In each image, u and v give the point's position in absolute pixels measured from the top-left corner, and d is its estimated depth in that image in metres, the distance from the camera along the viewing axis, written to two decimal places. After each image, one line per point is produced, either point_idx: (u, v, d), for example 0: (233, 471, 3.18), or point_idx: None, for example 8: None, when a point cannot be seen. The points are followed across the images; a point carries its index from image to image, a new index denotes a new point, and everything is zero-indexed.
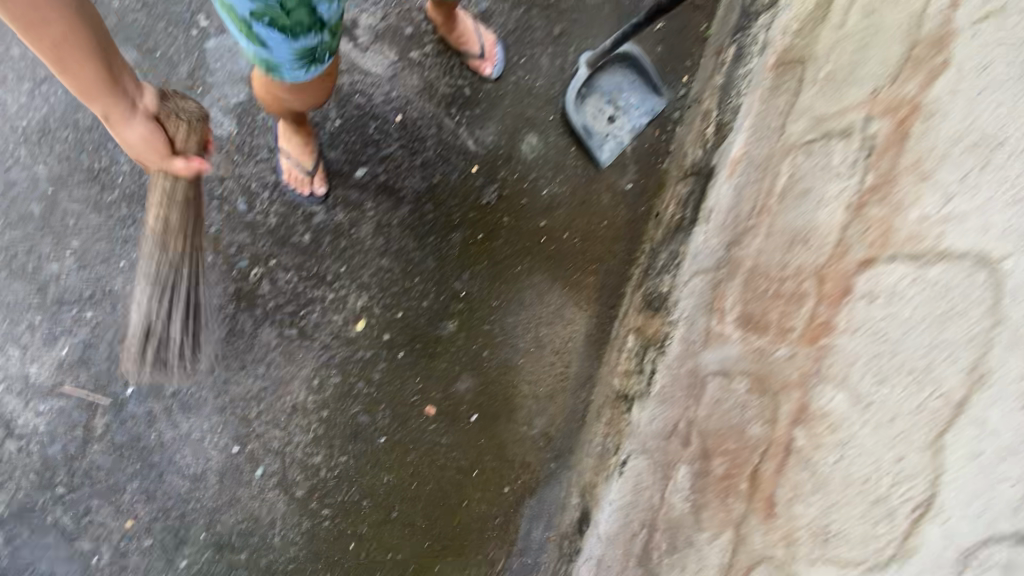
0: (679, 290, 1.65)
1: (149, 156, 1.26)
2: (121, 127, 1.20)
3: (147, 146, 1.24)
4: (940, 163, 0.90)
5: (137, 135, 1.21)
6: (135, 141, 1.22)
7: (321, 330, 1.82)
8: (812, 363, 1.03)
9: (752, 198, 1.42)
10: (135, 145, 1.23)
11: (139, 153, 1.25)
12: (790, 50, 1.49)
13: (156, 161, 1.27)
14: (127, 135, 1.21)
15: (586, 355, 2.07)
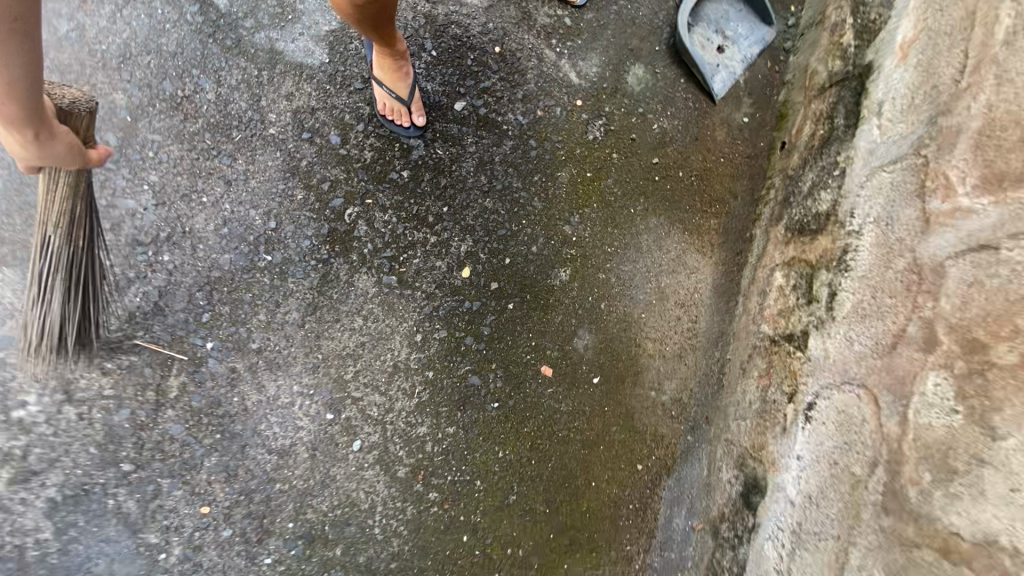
0: (852, 197, 1.40)
1: (69, 163, 1.14)
2: (42, 145, 1.05)
3: (71, 153, 1.12)
4: None
5: (63, 147, 1.09)
6: (60, 154, 1.09)
7: (423, 277, 1.57)
8: None
9: (956, 62, 1.19)
10: (56, 159, 1.10)
11: (49, 164, 1.11)
12: None
13: (80, 164, 1.15)
14: (51, 151, 1.07)
15: (715, 309, 1.80)
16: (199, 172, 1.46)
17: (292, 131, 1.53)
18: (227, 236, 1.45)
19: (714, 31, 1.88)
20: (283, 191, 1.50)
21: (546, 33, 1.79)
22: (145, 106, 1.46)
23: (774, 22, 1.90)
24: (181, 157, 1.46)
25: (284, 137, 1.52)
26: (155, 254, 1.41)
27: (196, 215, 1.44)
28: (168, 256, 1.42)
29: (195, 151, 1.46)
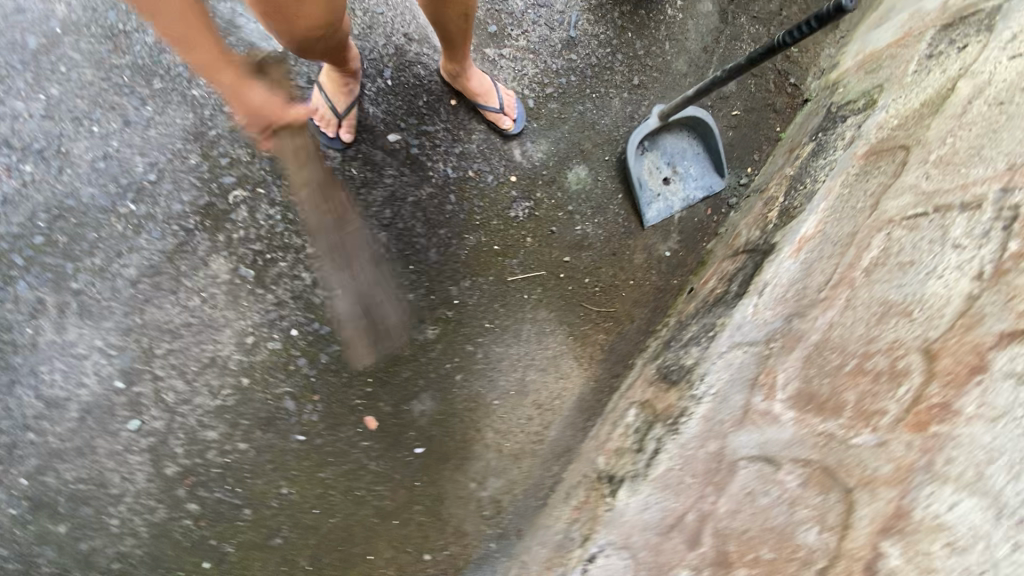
0: (709, 363, 1.37)
1: (274, 115, 1.23)
2: (244, 96, 1.18)
3: (268, 105, 1.21)
4: None
5: (261, 93, 1.20)
6: (258, 102, 1.20)
7: (281, 283, 1.52)
8: (917, 456, 0.77)
9: (827, 272, 1.20)
10: (258, 106, 1.21)
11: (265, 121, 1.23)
12: (883, 141, 1.37)
13: (294, 118, 1.25)
14: (251, 98, 1.19)
15: (571, 423, 1.72)
16: (101, 102, 1.44)
17: (215, 99, 1.52)
18: (99, 171, 1.42)
19: (665, 162, 1.90)
20: (177, 151, 1.47)
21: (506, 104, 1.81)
22: (80, 25, 1.46)
23: (725, 172, 1.92)
24: (89, 83, 1.44)
25: (203, 101, 1.51)
26: (18, 162, 1.39)
27: (77, 142, 1.42)
28: (31, 169, 1.40)
29: (107, 82, 1.45)
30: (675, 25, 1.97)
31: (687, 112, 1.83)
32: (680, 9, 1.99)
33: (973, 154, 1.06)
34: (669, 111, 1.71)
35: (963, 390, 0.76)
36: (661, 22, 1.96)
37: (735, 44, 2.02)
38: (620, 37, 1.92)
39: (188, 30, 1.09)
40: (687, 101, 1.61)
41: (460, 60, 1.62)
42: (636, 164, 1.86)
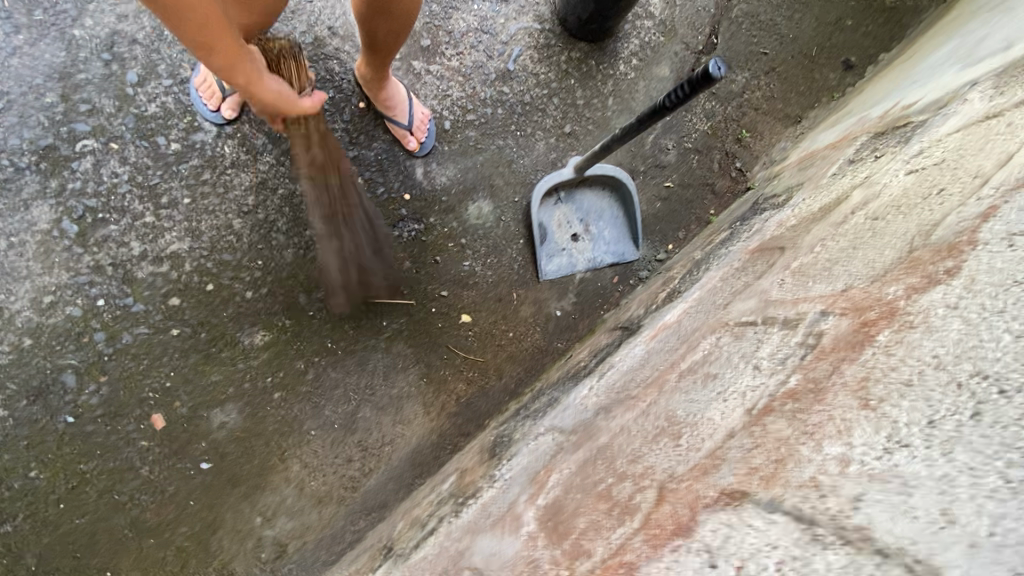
0: (524, 442, 1.18)
1: (290, 106, 1.12)
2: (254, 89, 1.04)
3: (282, 93, 1.09)
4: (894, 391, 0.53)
5: (274, 92, 1.06)
6: (272, 93, 1.06)
7: (106, 247, 1.39)
8: None
9: (655, 368, 1.02)
10: (271, 99, 1.08)
11: (277, 112, 1.11)
12: (773, 239, 1.22)
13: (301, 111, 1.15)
14: (265, 90, 1.05)
15: (395, 475, 1.52)
16: None
17: (96, 45, 1.45)
18: None
19: (577, 219, 1.77)
20: (36, 86, 1.40)
21: None
22: None
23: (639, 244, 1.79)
24: None
25: (81, 44, 1.43)
26: None
27: None
28: None
29: None
30: (625, 82, 1.88)
31: (607, 172, 1.73)
32: (634, 68, 1.89)
33: (828, 267, 0.89)
34: (582, 163, 1.59)
35: (657, 554, 0.57)
36: (610, 76, 1.86)
37: (685, 115, 1.91)
38: (561, 81, 1.82)
39: (220, 36, 0.94)
40: (597, 155, 1.50)
41: (378, 67, 1.48)
42: (542, 212, 1.73)
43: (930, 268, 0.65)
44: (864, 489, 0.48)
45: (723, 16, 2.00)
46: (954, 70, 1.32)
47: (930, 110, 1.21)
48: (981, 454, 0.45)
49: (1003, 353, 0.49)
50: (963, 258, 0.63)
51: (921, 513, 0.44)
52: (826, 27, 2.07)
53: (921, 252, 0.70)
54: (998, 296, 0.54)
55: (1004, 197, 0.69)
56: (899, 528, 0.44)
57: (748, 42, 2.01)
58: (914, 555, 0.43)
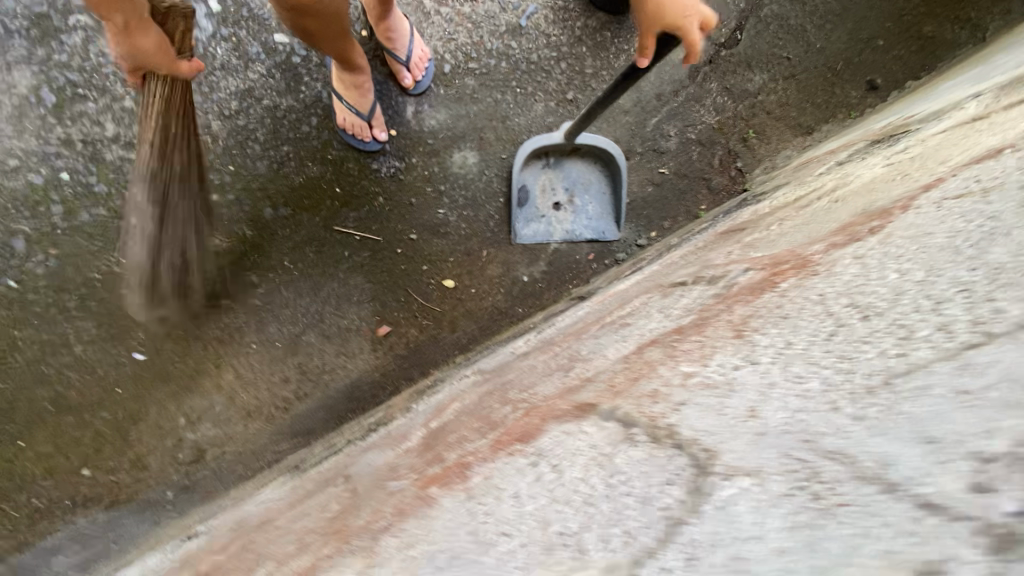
0: (449, 383, 1.15)
1: (158, 61, 1.04)
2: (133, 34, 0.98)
3: (160, 49, 1.03)
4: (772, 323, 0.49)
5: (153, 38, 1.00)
6: (149, 46, 1.01)
7: (79, 122, 1.40)
8: (389, 514, 0.53)
9: (586, 322, 0.99)
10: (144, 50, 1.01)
11: (145, 64, 1.04)
12: (742, 223, 1.16)
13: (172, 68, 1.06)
14: (141, 45, 1.00)
15: (328, 406, 1.48)
16: None
17: None
18: None
19: (562, 188, 1.73)
20: None
21: None
22: None
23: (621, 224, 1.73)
24: None
25: None
26: None
27: None
28: None
29: None
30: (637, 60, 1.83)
31: (597, 144, 1.69)
32: None
33: (774, 239, 0.84)
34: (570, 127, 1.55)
35: (495, 457, 0.53)
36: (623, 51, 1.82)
37: (693, 105, 1.86)
38: (572, 48, 1.78)
39: None
40: (588, 117, 1.46)
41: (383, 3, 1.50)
42: (527, 174, 1.70)
43: (856, 229, 0.61)
44: (691, 395, 0.47)
45: (752, 13, 1.94)
46: (965, 88, 1.26)
47: (929, 118, 1.14)
48: (814, 366, 0.43)
49: (881, 288, 0.45)
50: (892, 220, 0.58)
51: (729, 409, 0.44)
52: (858, 44, 2.02)
53: (856, 219, 0.66)
54: (904, 246, 0.50)
55: (954, 174, 0.64)
56: (703, 422, 0.44)
57: (772, 44, 1.95)
58: (705, 444, 0.43)
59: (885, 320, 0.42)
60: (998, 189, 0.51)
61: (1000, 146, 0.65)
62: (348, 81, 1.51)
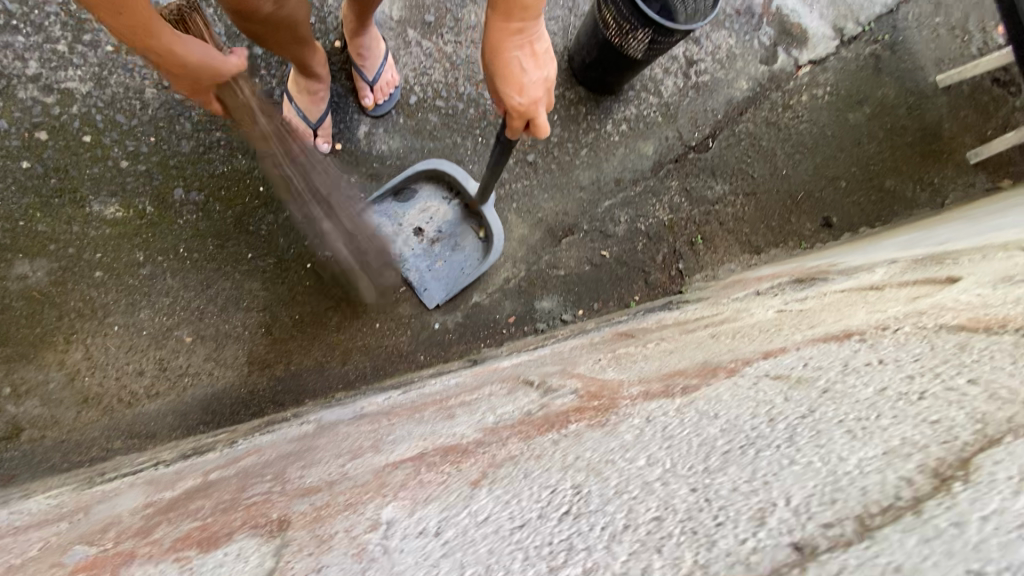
0: (293, 424, 1.04)
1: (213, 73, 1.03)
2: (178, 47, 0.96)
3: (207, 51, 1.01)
4: (508, 471, 0.42)
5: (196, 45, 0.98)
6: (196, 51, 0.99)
7: (4, 54, 1.32)
8: None
9: (440, 395, 0.91)
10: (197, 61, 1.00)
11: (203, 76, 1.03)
12: (641, 329, 1.12)
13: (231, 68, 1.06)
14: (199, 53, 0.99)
15: (179, 412, 1.35)
16: None
17: None
18: None
19: (436, 226, 1.60)
20: None
21: None
22: None
23: (438, 301, 1.57)
24: None
25: None
26: None
27: None
28: None
29: None
30: (605, 141, 1.83)
31: (493, 226, 1.55)
32: (621, 133, 1.85)
33: (638, 359, 0.79)
34: (480, 181, 1.41)
35: (162, 558, 0.43)
36: (594, 130, 1.83)
37: (650, 198, 1.86)
38: None
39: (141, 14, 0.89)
40: (492, 179, 1.37)
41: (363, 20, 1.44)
42: (425, 190, 1.60)
43: (674, 382, 0.55)
44: (333, 562, 0.34)
45: (727, 126, 1.98)
46: (893, 250, 1.24)
47: (847, 271, 1.12)
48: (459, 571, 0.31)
49: (619, 476, 0.37)
50: (709, 382, 0.52)
51: None
52: (822, 180, 2.06)
53: (692, 367, 0.61)
54: (686, 424, 0.43)
55: (797, 346, 0.59)
56: None
57: (740, 159, 1.98)
58: None
59: (567, 528, 0.33)
60: (808, 382, 0.45)
61: (856, 327, 0.61)
62: (303, 84, 1.47)
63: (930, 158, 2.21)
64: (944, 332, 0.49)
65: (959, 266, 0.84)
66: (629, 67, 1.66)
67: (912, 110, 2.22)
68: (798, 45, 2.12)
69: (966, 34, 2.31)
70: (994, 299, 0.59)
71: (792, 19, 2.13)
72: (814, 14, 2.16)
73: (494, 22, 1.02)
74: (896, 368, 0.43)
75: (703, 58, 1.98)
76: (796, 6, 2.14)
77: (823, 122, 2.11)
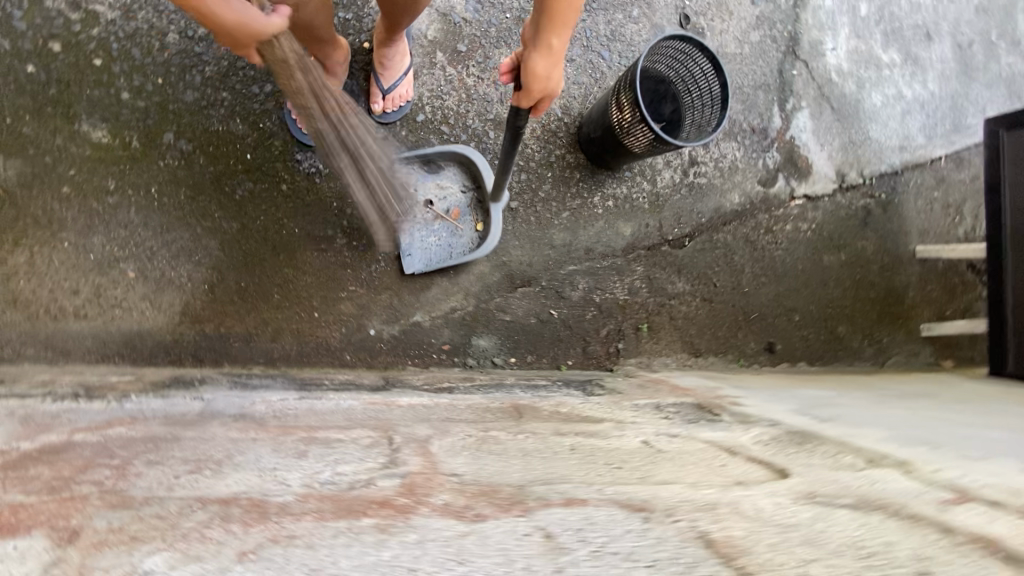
0: (191, 395, 1.10)
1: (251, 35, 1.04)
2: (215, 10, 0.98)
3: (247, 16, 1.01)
4: (273, 554, 0.49)
5: (234, 9, 0.99)
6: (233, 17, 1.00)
7: None
8: None
9: (320, 418, 0.98)
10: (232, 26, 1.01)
11: (245, 40, 1.06)
12: (534, 408, 1.19)
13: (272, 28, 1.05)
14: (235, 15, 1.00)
15: (100, 339, 1.40)
16: None
17: None
18: None
19: (446, 205, 1.70)
20: None
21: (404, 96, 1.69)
22: None
23: (413, 271, 1.65)
24: None
25: None
26: None
27: None
28: None
29: None
30: (588, 210, 1.91)
31: (492, 224, 1.65)
32: (605, 208, 1.93)
33: (492, 451, 0.86)
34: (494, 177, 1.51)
35: None
36: (581, 197, 1.90)
37: (613, 275, 1.93)
38: (539, 166, 1.86)
39: None
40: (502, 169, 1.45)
41: (389, 33, 1.50)
42: (452, 170, 1.71)
43: (474, 503, 0.62)
44: None
45: (707, 231, 2.07)
46: (786, 406, 1.32)
47: (736, 417, 1.20)
48: None
49: None
50: (498, 517, 0.59)
51: None
52: (778, 307, 2.16)
53: (507, 489, 0.67)
54: (436, 561, 0.50)
55: (597, 501, 0.66)
56: None
57: (709, 265, 2.06)
58: None
59: None
60: (556, 554, 0.52)
61: (659, 499, 0.68)
62: None
63: (885, 318, 2.32)
64: (697, 543, 0.56)
65: (807, 458, 0.92)
66: (627, 154, 1.74)
67: (884, 269, 2.33)
68: (799, 177, 2.21)
69: (957, 215, 2.42)
70: (778, 515, 0.67)
71: (801, 152, 2.22)
72: (824, 153, 2.25)
73: (551, 29, 1.06)
74: (624, 569, 0.51)
75: (706, 161, 2.07)
76: (810, 141, 2.23)
77: (798, 254, 2.20)
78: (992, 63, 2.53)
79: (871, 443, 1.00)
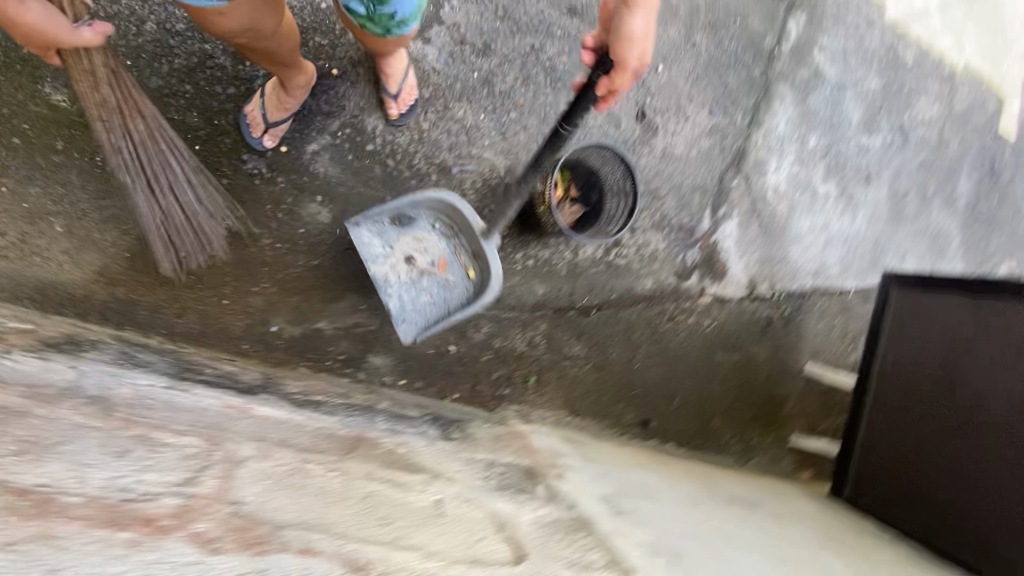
0: (70, 361, 1.24)
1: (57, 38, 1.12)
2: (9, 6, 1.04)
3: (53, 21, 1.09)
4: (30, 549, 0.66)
5: (38, 10, 1.06)
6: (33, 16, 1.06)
7: None
8: None
9: (170, 413, 1.14)
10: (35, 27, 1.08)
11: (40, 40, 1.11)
12: (375, 443, 1.36)
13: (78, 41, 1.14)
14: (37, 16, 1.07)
15: (14, 281, 1.53)
16: None
17: None
18: None
19: (430, 257, 1.79)
20: None
21: (360, 125, 1.84)
22: None
23: (413, 339, 1.72)
24: None
25: None
26: None
27: None
28: None
29: None
30: (506, 264, 2.08)
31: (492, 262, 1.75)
32: (522, 267, 2.10)
33: (293, 481, 1.03)
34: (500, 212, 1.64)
35: None
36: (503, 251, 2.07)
37: (515, 327, 2.11)
38: None
39: None
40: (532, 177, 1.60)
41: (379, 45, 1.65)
42: (421, 221, 1.79)
43: (223, 536, 0.79)
44: None
45: (614, 306, 2.25)
46: (599, 492, 1.49)
47: (544, 492, 1.38)
48: None
49: None
50: (230, 553, 0.76)
51: None
52: (662, 389, 2.36)
53: (264, 527, 0.85)
54: None
55: (327, 555, 0.83)
56: None
57: (608, 337, 2.25)
58: None
59: None
60: None
61: (381, 563, 0.86)
62: (275, 90, 1.65)
63: (758, 421, 2.52)
64: None
65: (555, 546, 1.11)
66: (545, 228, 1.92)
67: (768, 377, 2.54)
68: (713, 277, 2.41)
69: (851, 344, 2.64)
70: None
71: (721, 256, 2.42)
72: (742, 262, 2.45)
73: None
74: None
75: (628, 246, 2.27)
76: (731, 248, 2.43)
77: (694, 346, 2.40)
78: (922, 216, 2.70)
79: (625, 547, 1.18)
